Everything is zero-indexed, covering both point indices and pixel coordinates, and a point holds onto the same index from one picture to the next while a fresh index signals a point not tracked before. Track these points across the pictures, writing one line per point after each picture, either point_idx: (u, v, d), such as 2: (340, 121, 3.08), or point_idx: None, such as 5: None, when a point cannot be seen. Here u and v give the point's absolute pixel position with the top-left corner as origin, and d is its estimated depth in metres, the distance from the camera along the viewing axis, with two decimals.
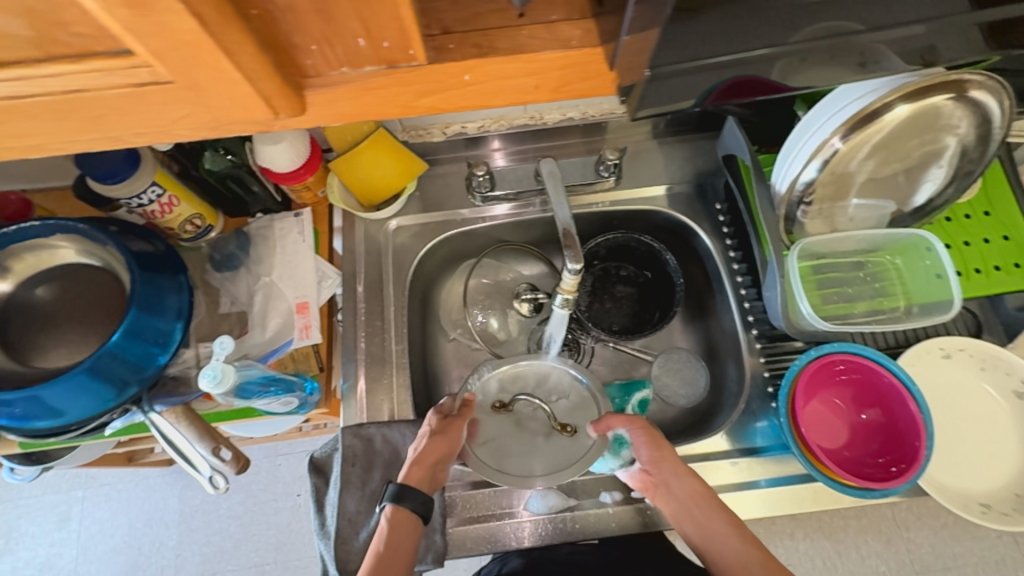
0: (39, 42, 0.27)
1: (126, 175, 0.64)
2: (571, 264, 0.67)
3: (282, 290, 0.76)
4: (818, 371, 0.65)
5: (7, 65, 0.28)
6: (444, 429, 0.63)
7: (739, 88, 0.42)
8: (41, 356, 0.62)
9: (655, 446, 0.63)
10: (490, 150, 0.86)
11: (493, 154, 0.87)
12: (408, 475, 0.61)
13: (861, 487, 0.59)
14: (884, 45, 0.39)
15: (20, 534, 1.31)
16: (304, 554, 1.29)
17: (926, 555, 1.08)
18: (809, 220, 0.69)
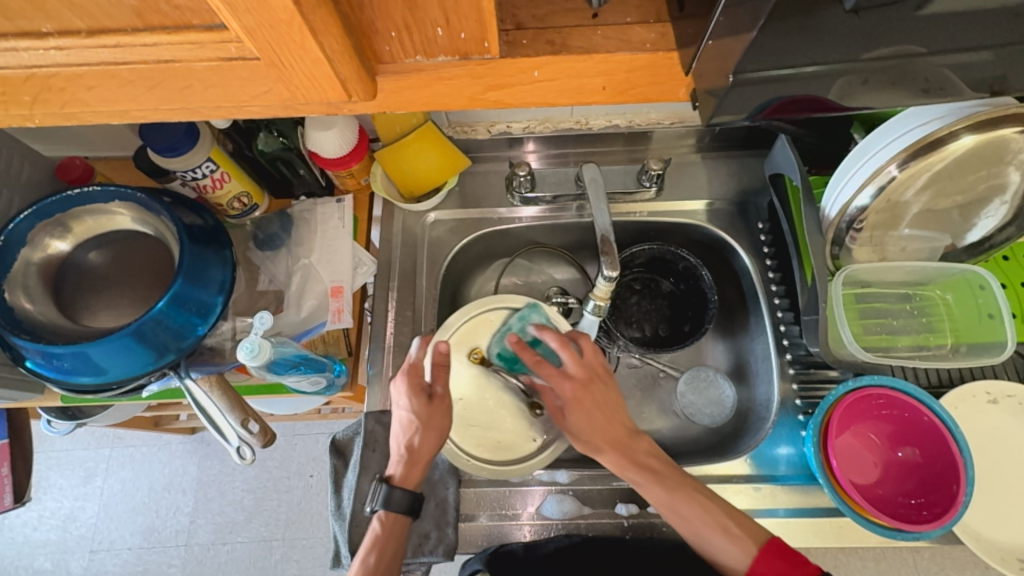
0: (142, 12, 0.29)
1: (184, 149, 0.66)
2: (606, 271, 0.67)
3: (319, 273, 0.77)
4: (856, 404, 0.64)
5: (108, 32, 0.30)
6: (430, 421, 0.62)
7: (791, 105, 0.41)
8: (91, 315, 0.65)
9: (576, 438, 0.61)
10: (525, 151, 0.86)
11: (528, 156, 0.86)
12: (397, 476, 0.61)
13: (891, 526, 0.57)
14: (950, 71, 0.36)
15: (49, 484, 1.37)
16: (312, 534, 1.31)
17: None
18: (857, 246, 0.66)
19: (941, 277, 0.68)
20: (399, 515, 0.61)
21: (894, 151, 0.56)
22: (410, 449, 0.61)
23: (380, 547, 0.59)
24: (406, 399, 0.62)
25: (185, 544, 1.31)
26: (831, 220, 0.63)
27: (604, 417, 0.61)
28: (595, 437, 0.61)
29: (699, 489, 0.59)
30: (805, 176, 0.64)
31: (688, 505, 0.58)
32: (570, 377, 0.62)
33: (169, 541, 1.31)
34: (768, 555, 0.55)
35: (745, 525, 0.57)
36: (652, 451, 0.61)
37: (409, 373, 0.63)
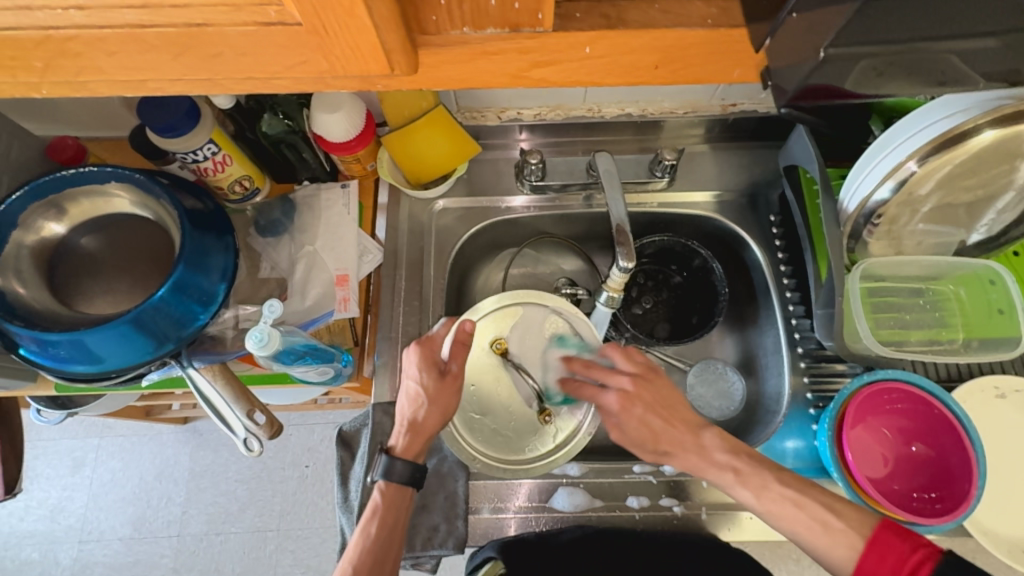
0: None
1: (185, 129, 0.64)
2: (622, 261, 0.66)
3: (324, 261, 0.75)
4: (869, 397, 0.64)
5: None
6: (438, 395, 0.61)
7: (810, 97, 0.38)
8: (88, 302, 0.62)
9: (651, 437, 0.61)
10: (514, 140, 0.84)
11: (519, 144, 0.85)
12: (399, 447, 0.61)
13: (907, 521, 0.57)
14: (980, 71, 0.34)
15: (36, 474, 1.33)
16: (307, 524, 1.30)
17: None
18: (873, 240, 0.66)
19: (955, 272, 0.68)
20: (401, 485, 0.60)
21: (916, 144, 0.55)
22: (416, 421, 0.60)
23: (382, 516, 0.58)
24: (417, 370, 0.61)
25: (177, 535, 1.29)
26: (850, 214, 0.63)
27: (663, 418, 0.61)
28: (660, 440, 0.61)
29: (786, 486, 0.55)
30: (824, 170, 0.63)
31: (779, 501, 0.55)
32: (615, 389, 0.63)
33: (161, 532, 1.29)
34: (878, 544, 0.50)
35: (847, 517, 0.52)
36: (723, 443, 0.59)
37: (423, 344, 0.62)
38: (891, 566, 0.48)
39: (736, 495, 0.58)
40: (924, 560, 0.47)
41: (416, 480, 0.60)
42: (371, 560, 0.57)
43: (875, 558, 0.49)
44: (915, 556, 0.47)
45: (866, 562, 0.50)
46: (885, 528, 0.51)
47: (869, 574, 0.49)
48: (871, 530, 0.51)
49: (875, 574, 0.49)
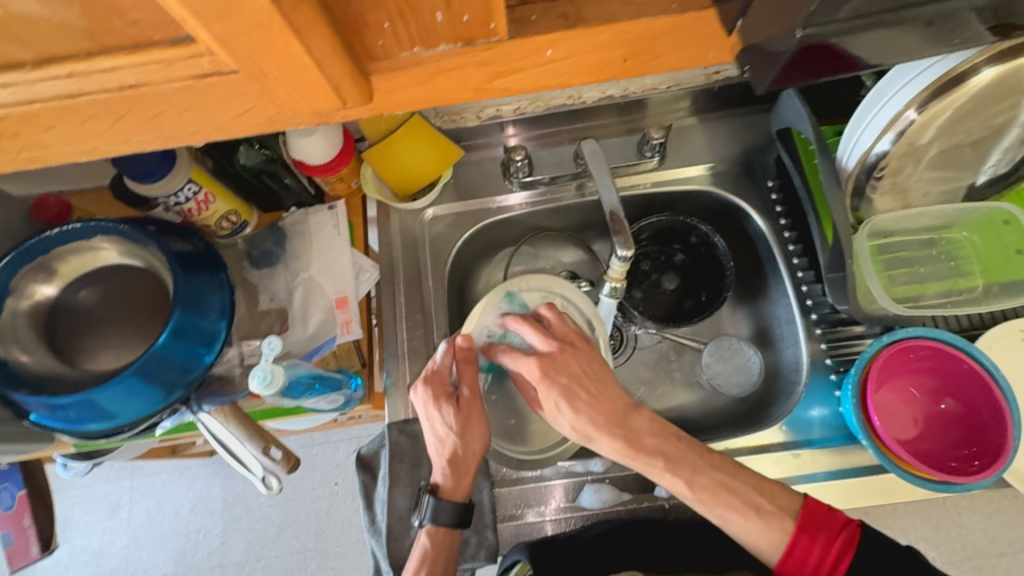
0: (93, 34, 0.27)
1: (162, 173, 0.63)
2: (620, 250, 0.64)
3: (321, 286, 0.74)
4: (893, 357, 0.61)
5: (58, 62, 0.28)
6: (467, 424, 0.60)
7: (800, 66, 0.35)
8: (91, 359, 0.62)
9: (574, 404, 0.56)
10: (504, 137, 0.82)
11: (508, 140, 0.83)
12: (445, 487, 0.60)
13: (942, 481, 0.56)
14: (954, 16, 0.32)
15: (75, 522, 1.36)
16: (345, 541, 1.31)
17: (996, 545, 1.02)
18: (878, 195, 0.63)
19: (967, 217, 0.66)
20: (447, 529, 0.60)
21: (913, 91, 0.53)
22: (456, 459, 0.59)
23: (431, 562, 0.58)
24: (437, 411, 0.59)
25: (219, 565, 1.30)
26: (850, 171, 0.61)
27: (590, 392, 0.57)
28: (581, 413, 0.56)
29: (718, 473, 0.55)
30: (818, 131, 0.62)
31: (711, 491, 0.54)
32: (537, 355, 0.59)
33: (203, 564, 1.31)
34: (809, 528, 0.52)
35: (777, 499, 0.54)
36: (653, 428, 0.57)
37: (430, 381, 0.60)
38: (821, 544, 0.52)
39: (667, 483, 0.56)
40: (851, 538, 0.51)
41: (462, 521, 0.60)
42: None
43: (806, 540, 0.52)
44: (843, 533, 0.52)
45: (796, 543, 0.52)
46: (810, 508, 0.53)
47: (797, 555, 0.52)
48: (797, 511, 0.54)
49: (804, 553, 0.52)
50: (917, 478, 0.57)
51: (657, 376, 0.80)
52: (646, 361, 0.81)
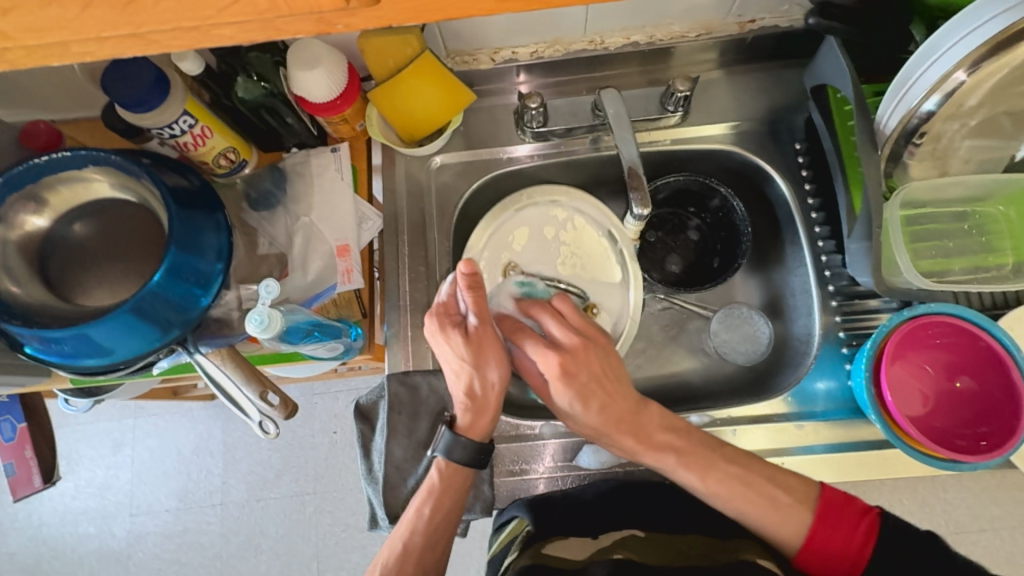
0: None
1: (155, 102, 0.60)
2: (637, 208, 0.62)
3: (321, 232, 0.72)
4: (910, 333, 0.59)
5: None
6: (480, 355, 0.56)
7: None
8: (86, 294, 0.60)
9: (586, 402, 0.55)
10: (512, 83, 0.77)
11: (517, 88, 0.78)
12: (463, 422, 0.59)
13: (949, 459, 0.55)
14: None
15: (80, 456, 1.38)
16: (342, 487, 1.33)
17: (982, 522, 1.03)
18: (915, 161, 0.60)
19: (1003, 191, 0.61)
20: (459, 466, 0.59)
21: (965, 50, 0.49)
22: (474, 393, 0.58)
23: (436, 500, 0.59)
24: (443, 341, 0.57)
25: (220, 503, 1.34)
26: (890, 134, 0.57)
27: (606, 391, 0.55)
28: (591, 409, 0.55)
29: (730, 465, 0.56)
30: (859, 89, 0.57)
31: (724, 483, 0.56)
32: (557, 349, 0.54)
33: (205, 502, 1.34)
34: (828, 519, 0.54)
35: (794, 491, 0.56)
36: (665, 425, 0.57)
37: (441, 314, 0.57)
38: (842, 534, 0.53)
39: (679, 476, 0.57)
40: (870, 526, 0.52)
41: (476, 461, 0.59)
42: (423, 539, 0.58)
43: (826, 531, 0.53)
44: (863, 522, 0.53)
45: (817, 533, 0.54)
46: (827, 499, 0.55)
47: (815, 545, 0.54)
48: (818, 501, 0.55)
49: (824, 543, 0.53)
50: (923, 455, 0.56)
51: (663, 340, 0.79)
52: (654, 325, 0.79)
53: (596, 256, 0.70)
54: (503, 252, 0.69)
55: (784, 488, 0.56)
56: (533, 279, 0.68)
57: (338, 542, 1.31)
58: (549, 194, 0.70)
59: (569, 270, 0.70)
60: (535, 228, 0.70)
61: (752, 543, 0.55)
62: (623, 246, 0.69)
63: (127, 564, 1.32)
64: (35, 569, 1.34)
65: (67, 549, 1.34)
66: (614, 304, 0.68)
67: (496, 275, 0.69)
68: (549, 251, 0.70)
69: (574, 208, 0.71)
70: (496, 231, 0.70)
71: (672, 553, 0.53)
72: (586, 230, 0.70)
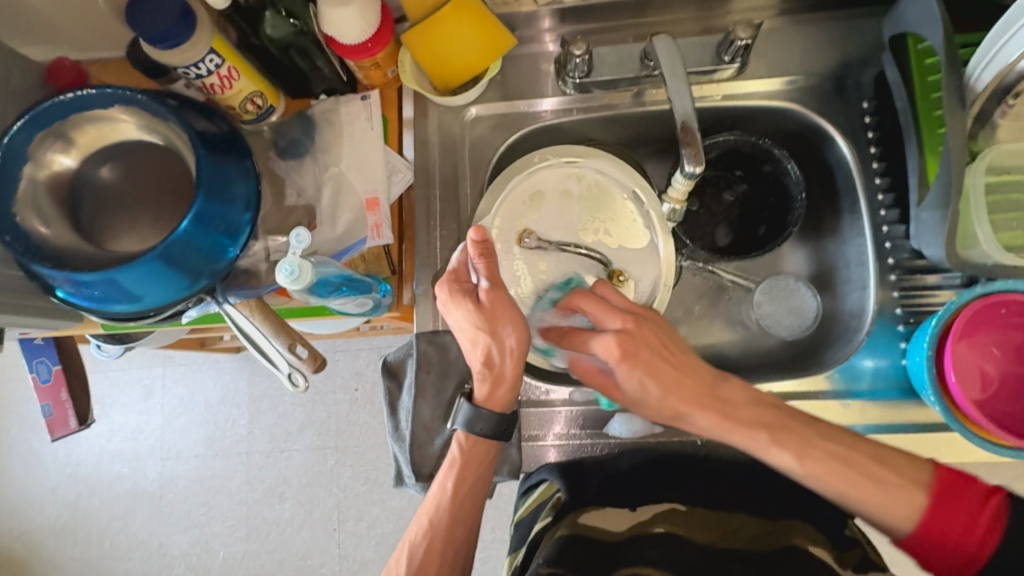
0: None
1: (183, 38, 0.57)
2: (688, 166, 0.58)
3: (351, 183, 0.69)
4: (982, 312, 0.55)
5: None
6: (494, 323, 0.54)
7: None
8: (115, 239, 0.59)
9: (656, 377, 0.51)
10: (541, 31, 0.72)
11: (544, 38, 0.73)
12: (481, 394, 0.57)
13: (1015, 447, 0.51)
14: None
15: (113, 401, 1.43)
16: (363, 442, 1.36)
17: None
18: (1004, 123, 0.54)
19: None
20: (480, 439, 0.57)
21: None
22: (491, 363, 0.55)
23: (458, 473, 0.58)
24: (455, 310, 0.55)
25: (246, 452, 1.38)
26: (982, 90, 0.52)
27: (672, 365, 0.52)
28: (671, 392, 0.52)
29: (829, 443, 0.51)
30: (951, 41, 0.51)
31: (823, 462, 0.50)
32: (612, 332, 0.52)
33: (232, 449, 1.38)
34: (947, 502, 0.49)
35: (904, 470, 0.50)
36: (750, 398, 0.52)
37: (451, 282, 0.55)
38: (966, 519, 0.48)
39: (770, 456, 0.52)
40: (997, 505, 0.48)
41: (499, 433, 0.57)
42: (448, 514, 0.58)
43: (945, 516, 0.49)
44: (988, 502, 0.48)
45: (933, 521, 0.49)
46: (943, 480, 0.50)
47: (934, 530, 0.49)
48: (933, 480, 0.50)
49: (944, 528, 0.49)
50: (985, 441, 0.53)
51: (701, 311, 0.75)
52: (692, 294, 0.75)
53: (620, 218, 0.66)
54: (517, 219, 0.65)
55: (885, 465, 0.50)
56: (550, 245, 0.64)
57: (359, 494, 1.34)
58: (563, 154, 0.66)
59: (591, 234, 0.65)
60: (550, 191, 0.66)
61: (807, 523, 0.52)
62: (651, 208, 0.65)
63: (159, 504, 1.38)
64: (75, 504, 1.41)
65: (103, 487, 1.40)
66: (643, 270, 0.65)
67: (508, 245, 0.65)
68: (567, 217, 0.66)
69: (593, 168, 0.66)
70: (509, 199, 0.65)
71: (721, 532, 0.52)
72: (607, 189, 0.66)
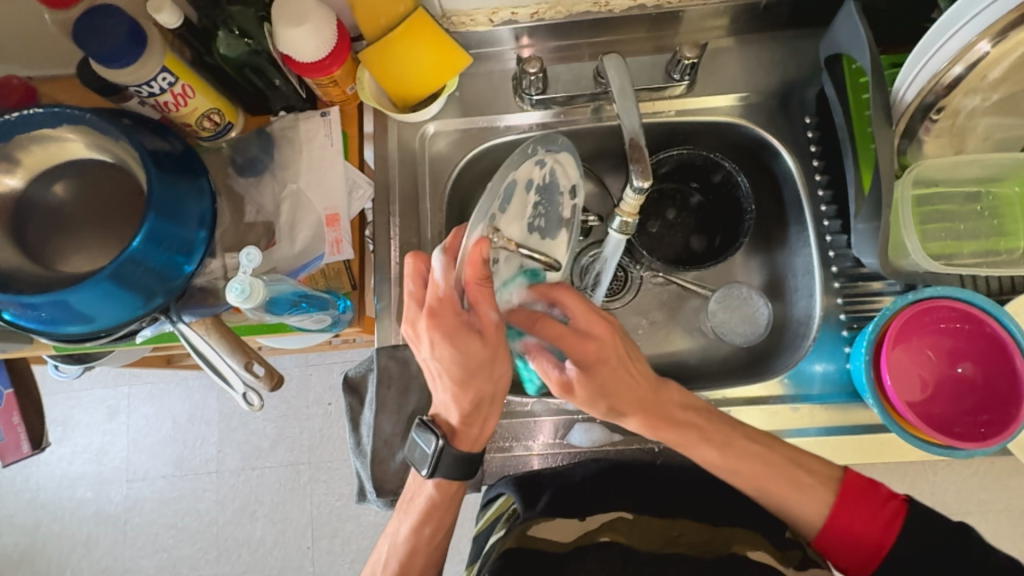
0: None
1: (133, 58, 0.56)
2: (636, 180, 0.59)
3: (310, 200, 0.69)
4: (913, 316, 0.58)
5: None
6: (490, 360, 0.50)
7: None
8: (64, 260, 0.58)
9: (619, 381, 0.55)
10: (517, 47, 0.74)
11: (522, 52, 0.74)
12: (456, 429, 0.56)
13: (946, 446, 0.54)
14: None
15: (75, 423, 1.39)
16: (336, 457, 1.34)
17: (957, 501, 1.05)
18: (930, 138, 0.57)
19: (1019, 171, 0.59)
20: (454, 491, 0.59)
21: (990, 19, 0.47)
22: (477, 400, 0.53)
23: (434, 522, 0.60)
24: (443, 347, 0.48)
25: (216, 471, 1.35)
26: (907, 106, 0.54)
27: (632, 374, 0.56)
28: (624, 396, 0.56)
29: (753, 444, 0.59)
30: (878, 61, 0.54)
31: (745, 460, 0.58)
32: (590, 337, 0.53)
33: (200, 469, 1.35)
34: (850, 501, 0.56)
35: (816, 472, 0.58)
36: (682, 403, 0.59)
37: (432, 314, 0.46)
38: (863, 519, 0.54)
39: (706, 453, 0.59)
40: (895, 511, 0.54)
41: (466, 472, 0.58)
42: (424, 558, 0.60)
43: (848, 514, 0.55)
44: (888, 507, 0.54)
45: (839, 513, 0.56)
46: (851, 482, 0.57)
47: (839, 526, 0.55)
48: (842, 485, 0.57)
49: (845, 527, 0.55)
50: (920, 441, 0.56)
51: (660, 321, 0.77)
52: (650, 304, 0.77)
53: (558, 215, 0.55)
54: None
55: (800, 466, 0.58)
56: (516, 251, 0.47)
57: (332, 511, 1.32)
58: (544, 142, 0.51)
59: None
60: (513, 182, 0.49)
61: (743, 531, 0.54)
62: (578, 203, 0.58)
63: (125, 528, 1.34)
64: (34, 531, 1.35)
65: (64, 512, 1.35)
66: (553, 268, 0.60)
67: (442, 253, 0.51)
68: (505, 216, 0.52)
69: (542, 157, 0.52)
70: (457, 202, 0.49)
71: (662, 539, 0.52)
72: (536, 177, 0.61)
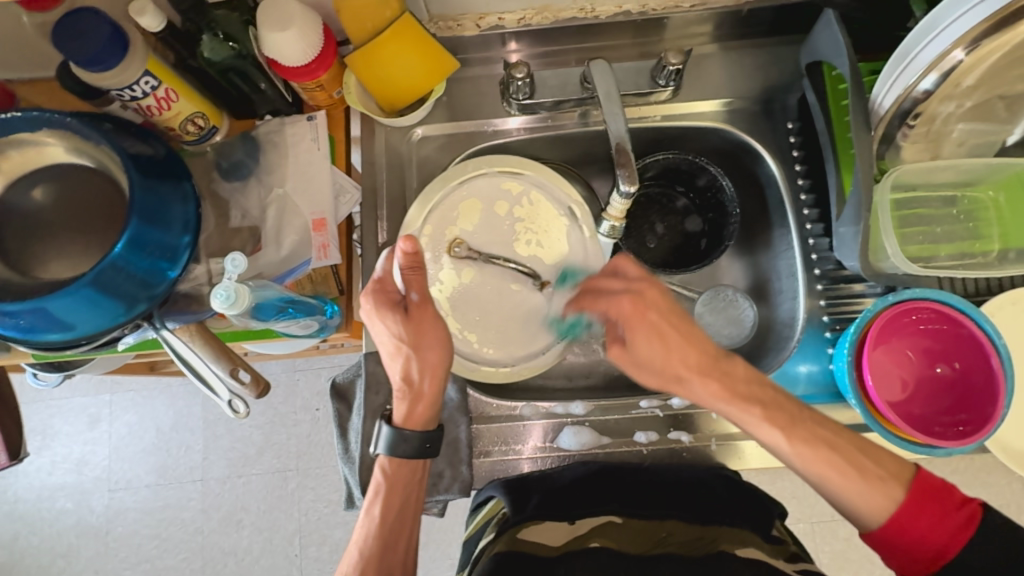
0: None
1: (115, 61, 0.55)
2: (624, 185, 0.60)
3: (296, 205, 0.69)
4: (893, 318, 0.59)
5: None
6: (419, 335, 0.56)
7: None
8: (44, 267, 0.57)
9: (663, 333, 0.55)
10: (503, 53, 0.74)
11: (510, 57, 0.75)
12: (399, 414, 0.57)
13: (923, 444, 0.55)
14: None
15: (55, 432, 1.35)
16: (324, 463, 1.33)
17: None
18: (907, 144, 0.59)
19: (994, 176, 0.60)
20: (403, 461, 0.57)
21: (962, 30, 0.48)
22: (412, 379, 0.56)
23: (383, 498, 0.57)
24: (383, 322, 0.55)
25: (200, 479, 1.33)
26: (884, 113, 0.56)
27: (679, 330, 0.55)
28: (671, 355, 0.55)
29: (822, 428, 0.52)
30: (857, 68, 0.55)
31: (812, 446, 0.51)
32: (623, 294, 0.56)
33: (185, 477, 1.33)
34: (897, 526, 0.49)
35: (884, 465, 0.51)
36: (749, 375, 0.54)
37: (375, 292, 0.56)
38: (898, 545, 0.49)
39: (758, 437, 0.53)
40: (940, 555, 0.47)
41: (422, 452, 0.57)
42: (377, 542, 0.56)
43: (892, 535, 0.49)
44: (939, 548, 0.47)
45: (900, 519, 0.49)
46: (908, 509, 0.48)
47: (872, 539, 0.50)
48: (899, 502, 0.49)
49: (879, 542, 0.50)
50: (899, 439, 0.57)
51: None
52: None
53: (553, 233, 0.67)
54: (448, 227, 0.67)
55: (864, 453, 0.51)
56: (478, 256, 0.65)
57: (321, 518, 1.30)
58: (502, 165, 0.67)
59: (524, 247, 0.67)
60: (483, 198, 0.67)
61: (733, 528, 0.54)
62: (583, 223, 0.67)
63: (107, 539, 1.31)
64: (12, 544, 1.32)
65: (43, 525, 1.32)
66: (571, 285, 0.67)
67: (438, 254, 0.66)
68: (500, 228, 0.67)
69: (531, 182, 0.68)
70: (438, 207, 0.67)
71: (652, 541, 0.53)
72: (543, 204, 0.68)
